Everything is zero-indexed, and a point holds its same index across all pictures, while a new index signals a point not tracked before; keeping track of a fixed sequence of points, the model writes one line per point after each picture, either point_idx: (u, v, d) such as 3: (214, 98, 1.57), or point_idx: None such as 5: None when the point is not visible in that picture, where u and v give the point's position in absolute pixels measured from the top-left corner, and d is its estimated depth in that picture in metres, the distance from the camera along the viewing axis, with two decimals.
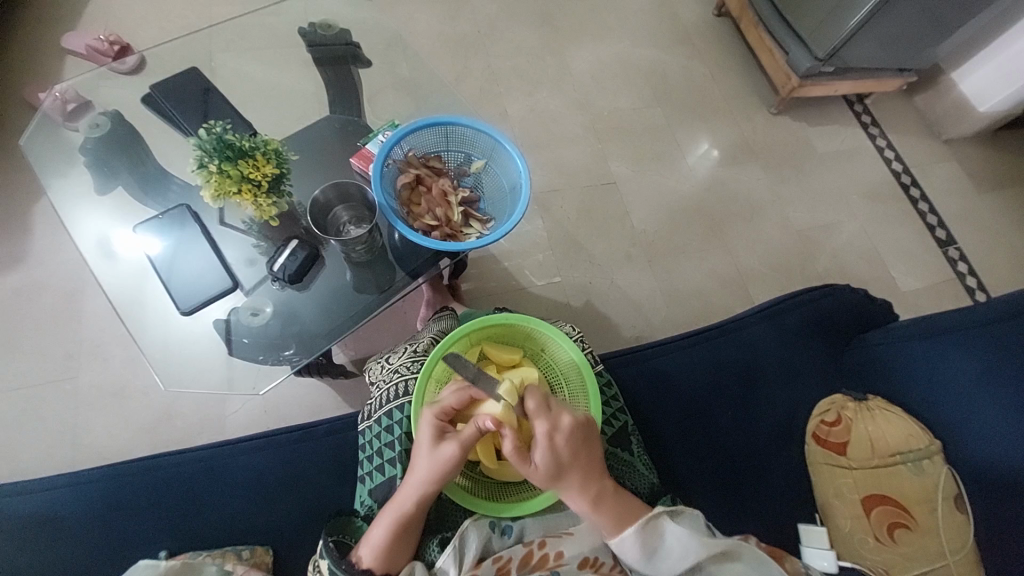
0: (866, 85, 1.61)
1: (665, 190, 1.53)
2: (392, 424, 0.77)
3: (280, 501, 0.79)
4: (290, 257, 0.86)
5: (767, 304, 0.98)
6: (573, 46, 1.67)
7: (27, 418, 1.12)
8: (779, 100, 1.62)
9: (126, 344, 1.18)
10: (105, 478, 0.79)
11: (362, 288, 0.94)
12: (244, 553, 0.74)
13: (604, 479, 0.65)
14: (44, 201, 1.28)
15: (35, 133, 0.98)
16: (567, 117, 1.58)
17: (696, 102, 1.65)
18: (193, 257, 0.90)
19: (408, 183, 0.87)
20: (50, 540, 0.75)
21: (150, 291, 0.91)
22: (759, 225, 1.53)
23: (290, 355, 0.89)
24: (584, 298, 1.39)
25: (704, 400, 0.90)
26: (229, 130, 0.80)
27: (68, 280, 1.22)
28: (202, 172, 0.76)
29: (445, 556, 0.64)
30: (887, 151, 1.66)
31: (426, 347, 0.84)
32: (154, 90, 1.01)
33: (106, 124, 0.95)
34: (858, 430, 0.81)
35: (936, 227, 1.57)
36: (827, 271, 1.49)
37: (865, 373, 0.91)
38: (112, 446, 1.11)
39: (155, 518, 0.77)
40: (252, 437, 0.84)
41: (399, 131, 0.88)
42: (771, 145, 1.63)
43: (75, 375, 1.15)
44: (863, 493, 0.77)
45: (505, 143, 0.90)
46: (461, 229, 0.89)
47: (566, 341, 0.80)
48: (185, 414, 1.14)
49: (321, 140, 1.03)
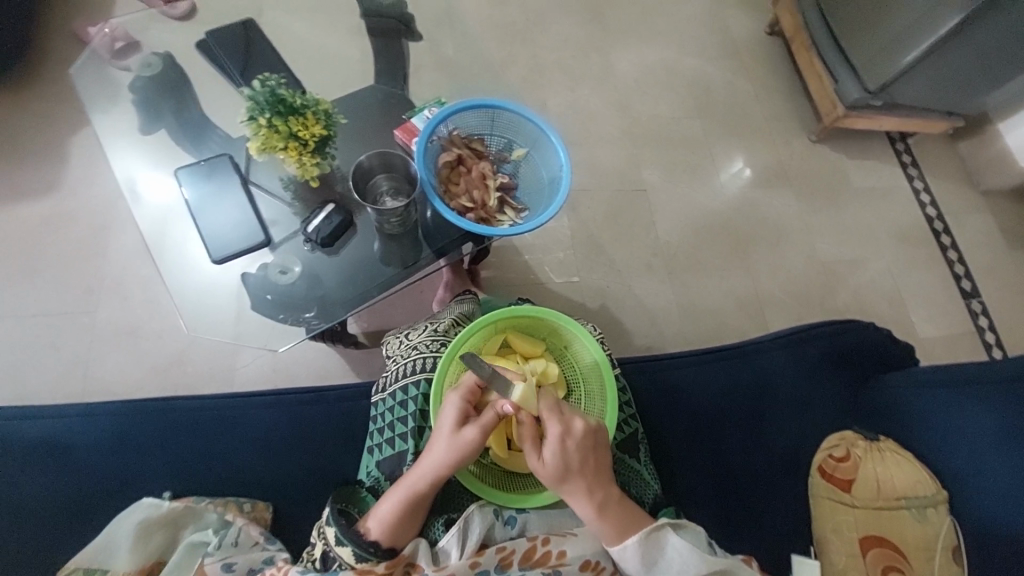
0: (912, 124, 1.57)
1: (695, 204, 1.52)
2: (406, 399, 0.77)
3: (285, 459, 0.80)
4: (324, 221, 0.88)
5: (789, 331, 0.97)
6: (620, 46, 1.65)
7: (43, 344, 1.13)
8: (820, 129, 1.60)
9: (146, 286, 1.19)
10: (118, 413, 0.80)
11: (389, 260, 0.94)
12: (246, 507, 0.75)
13: (611, 488, 0.64)
14: (81, 134, 1.29)
15: (84, 66, 0.98)
16: (605, 118, 1.56)
17: (736, 120, 1.63)
18: (225, 209, 0.90)
19: (448, 162, 0.87)
20: (61, 465, 0.76)
21: (181, 235, 0.91)
22: (784, 251, 1.51)
23: (310, 318, 0.89)
24: (600, 301, 1.38)
25: (713, 418, 0.90)
26: (283, 85, 0.80)
27: (96, 216, 1.23)
28: (252, 124, 0.77)
29: (449, 536, 0.65)
30: (923, 194, 1.63)
31: (447, 328, 0.84)
32: (210, 38, 1.02)
33: (158, 65, 0.95)
34: (866, 469, 0.81)
35: (963, 277, 1.54)
36: (846, 307, 1.47)
37: (881, 413, 0.90)
38: (123, 384, 1.13)
39: (162, 460, 0.78)
40: (264, 393, 0.85)
41: (446, 109, 0.87)
42: (807, 173, 1.61)
43: (92, 310, 1.17)
44: (862, 533, 0.77)
45: (549, 134, 0.89)
46: (495, 214, 0.88)
47: (590, 341, 0.80)
48: (196, 362, 1.15)
49: (365, 109, 1.03)
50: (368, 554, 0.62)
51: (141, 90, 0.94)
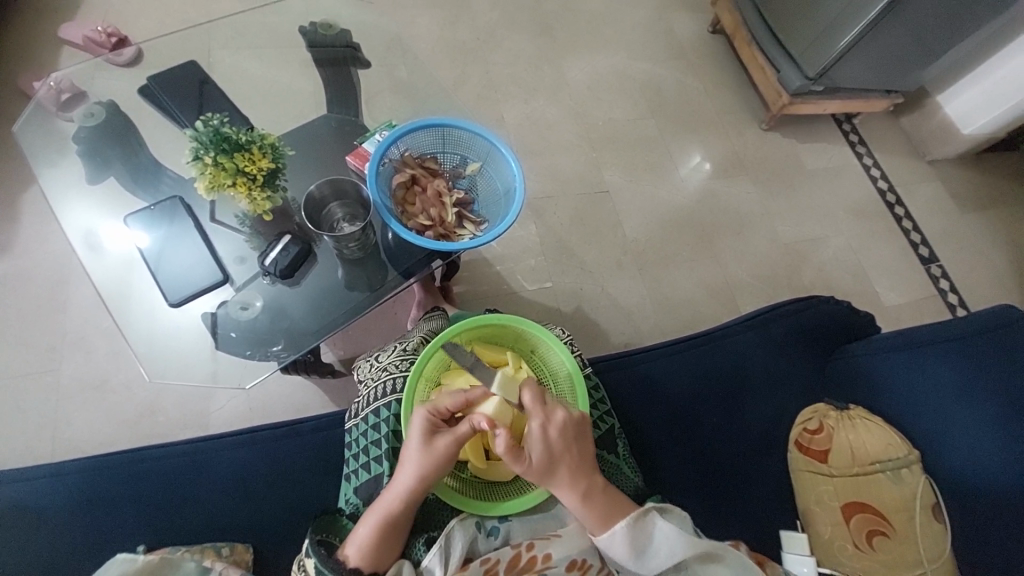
0: (854, 105, 1.65)
1: (658, 200, 1.56)
2: (379, 421, 0.77)
3: (262, 498, 0.78)
4: (281, 252, 0.87)
5: (753, 314, 1.00)
6: (570, 56, 1.70)
7: (6, 408, 1.09)
8: (770, 117, 1.66)
9: (111, 337, 1.17)
10: (84, 470, 0.77)
11: (354, 285, 0.94)
12: (224, 551, 0.73)
13: (594, 474, 0.65)
14: (33, 190, 1.26)
15: (28, 122, 0.98)
16: (563, 125, 1.60)
17: (689, 116, 1.69)
18: (183, 251, 0.90)
19: (403, 183, 0.88)
20: (28, 530, 0.73)
21: (138, 282, 0.90)
22: (748, 236, 1.55)
23: (278, 351, 0.88)
24: (575, 304, 1.40)
25: (689, 406, 0.91)
26: (227, 122, 0.80)
27: (54, 272, 1.20)
28: (197, 164, 0.77)
29: (432, 555, 0.64)
30: (873, 169, 1.70)
31: (416, 346, 0.84)
32: (152, 83, 1.01)
33: (100, 114, 0.95)
34: (840, 438, 0.82)
35: (919, 244, 1.61)
36: (814, 285, 1.52)
37: (845, 383, 0.92)
38: (93, 440, 1.09)
39: (134, 514, 0.76)
40: (237, 432, 0.84)
41: (395, 131, 0.89)
42: (761, 160, 1.66)
43: (57, 367, 1.13)
44: (844, 500, 0.78)
45: (499, 146, 0.91)
46: (454, 229, 0.89)
47: (557, 343, 0.81)
48: (169, 409, 1.13)
49: (319, 138, 1.04)
50: None
51: (84, 140, 0.94)
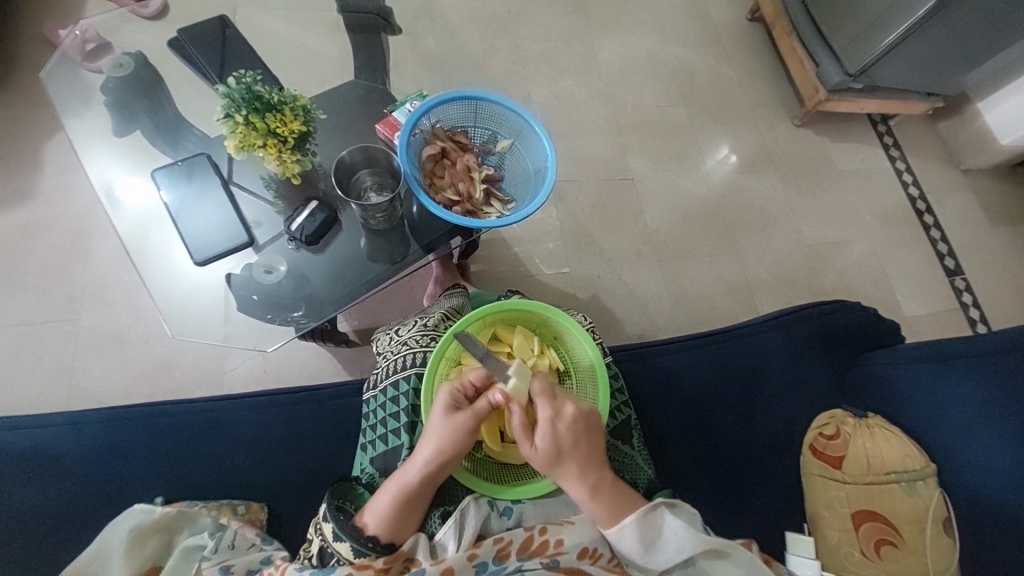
0: (892, 106, 1.58)
1: (682, 191, 1.52)
2: (397, 395, 0.76)
3: (279, 460, 0.79)
4: (308, 218, 0.87)
5: (776, 314, 0.98)
6: (602, 35, 1.65)
7: (27, 353, 1.11)
8: (804, 112, 1.60)
9: (130, 292, 1.17)
10: (106, 420, 0.79)
11: (376, 257, 0.93)
12: (240, 509, 0.75)
13: (604, 469, 0.65)
14: (56, 138, 1.26)
15: (55, 70, 0.96)
16: (590, 108, 1.56)
17: (720, 106, 1.64)
18: (207, 210, 0.89)
19: (433, 155, 0.86)
20: (49, 474, 0.75)
21: (161, 239, 0.89)
22: (772, 235, 1.52)
23: (298, 317, 0.88)
24: (590, 291, 1.38)
25: (705, 402, 0.91)
26: (258, 81, 0.78)
27: (76, 222, 1.21)
28: (228, 122, 0.75)
29: (445, 529, 0.65)
30: (905, 175, 1.65)
31: (436, 323, 0.83)
32: (184, 35, 1.00)
33: (129, 64, 0.95)
34: (855, 446, 0.81)
35: (946, 255, 1.57)
36: (834, 289, 1.49)
37: (866, 391, 0.91)
38: (110, 391, 1.11)
39: (154, 466, 0.77)
40: (255, 394, 0.84)
41: (428, 101, 0.86)
42: (791, 157, 1.62)
43: (77, 318, 1.15)
44: (854, 508, 0.78)
45: (533, 123, 0.89)
46: (482, 206, 0.87)
47: (579, 331, 0.80)
48: (185, 366, 1.14)
49: (347, 105, 1.02)
50: (366, 549, 0.61)
51: (112, 91, 0.94)
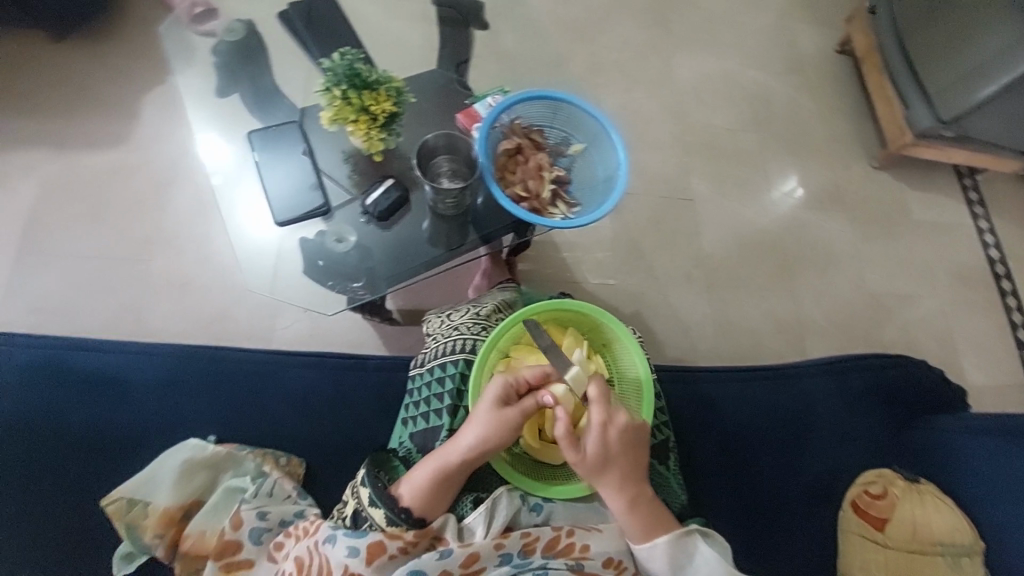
0: (982, 160, 1.49)
1: (741, 219, 1.48)
2: (444, 376, 0.78)
3: (321, 420, 0.83)
4: (383, 195, 0.91)
5: (833, 358, 0.94)
6: (681, 52, 1.62)
7: (104, 284, 1.20)
8: (885, 154, 1.53)
9: (201, 242, 1.25)
10: (171, 356, 0.84)
11: (437, 241, 0.95)
12: (281, 460, 0.78)
13: (644, 484, 0.64)
14: (155, 91, 1.36)
15: (169, 31, 1.03)
16: (659, 123, 1.54)
17: (794, 137, 1.58)
18: (290, 174, 0.94)
19: (508, 150, 0.88)
20: (115, 397, 0.80)
21: (243, 196, 0.95)
22: (832, 277, 1.46)
23: (357, 288, 0.92)
24: (633, 306, 1.37)
25: (745, 437, 0.88)
26: (360, 58, 0.82)
27: (162, 170, 1.29)
28: (327, 94, 0.79)
29: (474, 515, 0.66)
30: (987, 234, 1.55)
31: (489, 313, 0.85)
32: (290, 8, 1.04)
33: (240, 30, 1.01)
34: (903, 510, 0.77)
35: (1021, 326, 1.46)
36: (891, 344, 1.41)
37: (923, 454, 0.85)
38: (170, 331, 1.19)
39: (208, 405, 0.82)
40: (307, 353, 0.87)
41: (510, 97, 0.88)
42: (864, 199, 1.54)
43: (151, 259, 1.23)
44: (892, 573, 0.74)
45: (611, 130, 0.89)
46: (548, 206, 0.88)
47: (632, 344, 0.79)
48: (240, 318, 1.20)
49: (428, 90, 1.04)
50: (399, 520, 0.63)
51: (223, 54, 1.01)
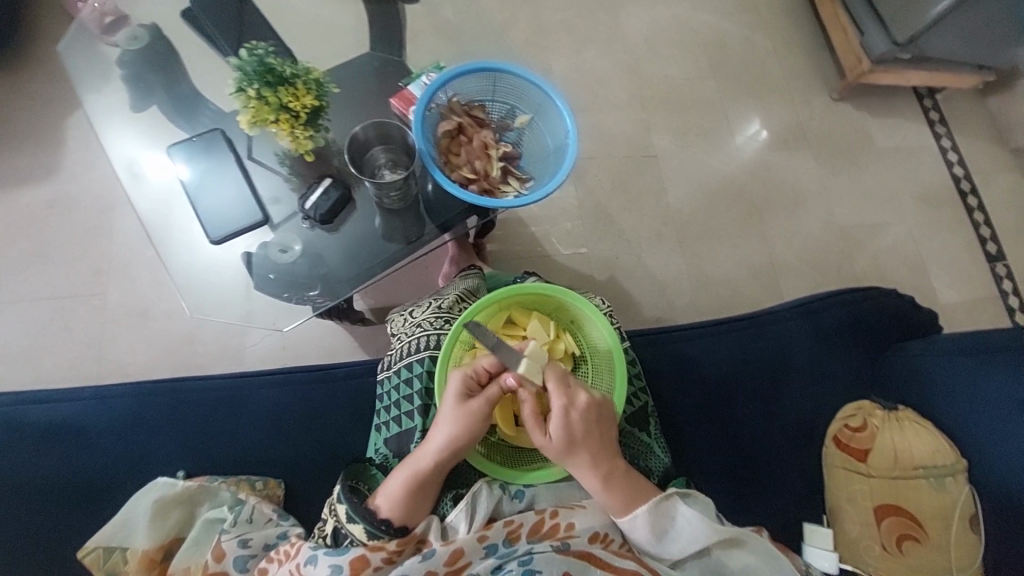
0: (941, 79, 1.46)
1: (707, 170, 1.46)
2: (411, 376, 0.76)
3: (296, 437, 0.81)
4: (322, 196, 0.86)
5: (805, 299, 0.94)
6: (628, 3, 1.56)
7: (57, 325, 1.15)
8: (843, 86, 1.50)
9: (153, 267, 1.19)
10: (130, 396, 0.81)
11: (392, 236, 0.91)
12: (258, 485, 0.76)
13: (617, 459, 0.64)
14: (78, 114, 1.27)
15: (71, 44, 0.95)
16: (614, 81, 1.49)
17: (752, 79, 1.54)
18: (222, 187, 0.89)
19: (448, 131, 0.83)
20: (78, 445, 0.77)
21: (179, 217, 0.90)
22: (801, 216, 1.45)
23: (314, 296, 0.88)
24: (608, 273, 1.35)
25: (726, 390, 0.88)
26: (271, 54, 0.77)
27: (100, 198, 1.22)
28: (240, 96, 0.74)
29: (456, 512, 0.66)
30: (950, 153, 1.55)
31: (451, 305, 0.82)
32: (198, 4, 0.96)
33: (145, 37, 0.94)
34: (882, 439, 0.79)
35: (988, 240, 1.48)
36: (865, 274, 1.42)
37: (898, 381, 0.86)
38: (136, 364, 1.14)
39: (176, 440, 0.79)
40: (272, 371, 0.85)
41: (444, 74, 0.83)
42: (826, 133, 1.53)
43: (104, 293, 1.17)
44: (877, 502, 0.76)
45: (555, 97, 0.85)
46: (499, 185, 0.84)
47: (599, 316, 0.78)
48: (207, 341, 1.16)
49: (363, 79, 0.99)
50: (380, 532, 0.62)
51: (130, 65, 0.93)
